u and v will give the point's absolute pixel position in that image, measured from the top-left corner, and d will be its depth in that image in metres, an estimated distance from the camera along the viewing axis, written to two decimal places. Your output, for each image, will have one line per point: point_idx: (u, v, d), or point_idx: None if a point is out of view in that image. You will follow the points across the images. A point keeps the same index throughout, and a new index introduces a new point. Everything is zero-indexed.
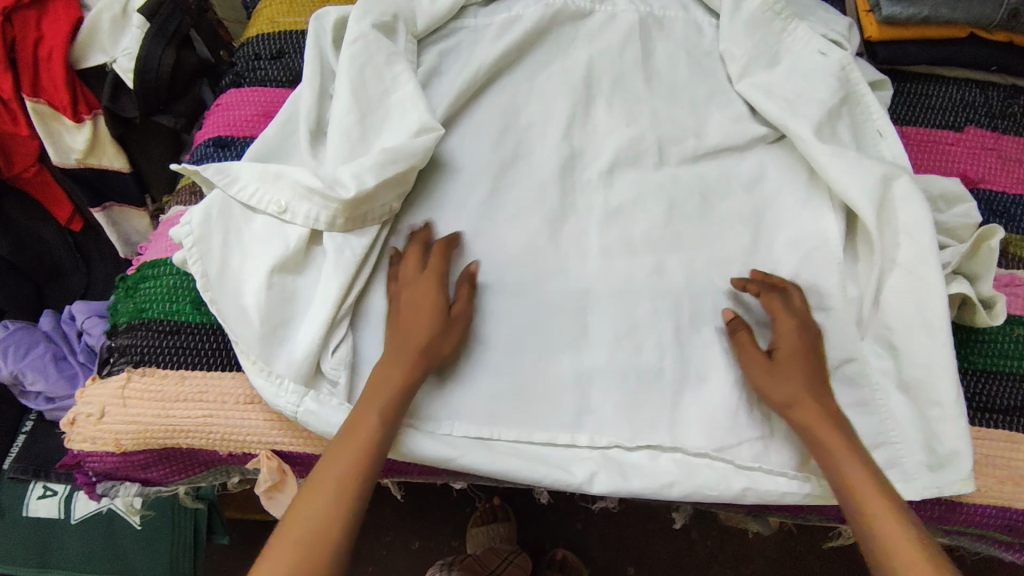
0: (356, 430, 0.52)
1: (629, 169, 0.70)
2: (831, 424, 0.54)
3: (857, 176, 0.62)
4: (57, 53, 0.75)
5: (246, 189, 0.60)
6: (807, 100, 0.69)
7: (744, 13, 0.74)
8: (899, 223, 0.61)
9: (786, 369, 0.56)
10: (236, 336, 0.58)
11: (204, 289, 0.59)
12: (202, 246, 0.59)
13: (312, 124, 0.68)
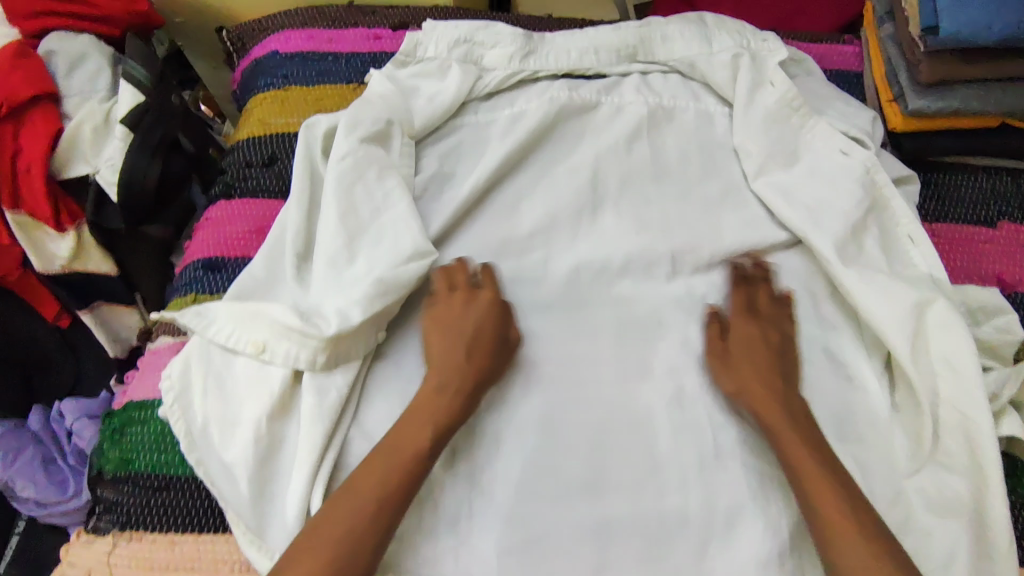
0: (351, 499, 0.50)
1: (644, 281, 0.66)
2: (798, 427, 0.55)
3: (888, 304, 0.59)
4: (35, 167, 0.69)
5: (223, 329, 0.57)
6: (829, 210, 0.66)
7: (758, 110, 0.72)
8: (936, 353, 0.58)
9: (745, 357, 0.59)
10: (221, 498, 0.54)
11: (186, 448, 0.56)
12: (183, 398, 0.56)
13: (299, 247, 0.63)
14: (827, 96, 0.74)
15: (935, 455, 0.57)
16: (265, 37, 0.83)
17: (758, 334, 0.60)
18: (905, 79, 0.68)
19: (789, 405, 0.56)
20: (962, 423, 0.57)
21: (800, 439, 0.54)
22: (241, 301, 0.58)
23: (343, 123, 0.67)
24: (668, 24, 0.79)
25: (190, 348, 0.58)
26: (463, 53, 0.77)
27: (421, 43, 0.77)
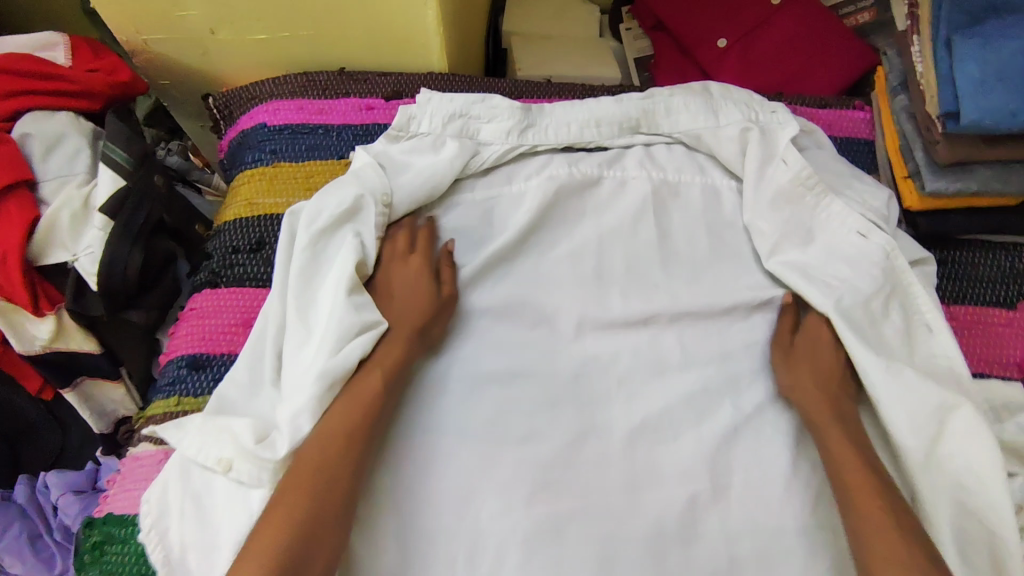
0: (310, 441, 0.52)
1: (653, 373, 0.63)
2: (847, 447, 0.56)
3: (911, 404, 0.57)
4: (10, 257, 0.65)
5: (190, 444, 0.54)
6: (849, 294, 0.63)
7: (768, 187, 0.69)
8: (962, 459, 0.55)
9: (823, 383, 0.60)
10: None
11: None
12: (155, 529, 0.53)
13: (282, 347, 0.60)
14: (839, 171, 0.71)
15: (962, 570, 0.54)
16: (253, 106, 0.80)
17: (830, 356, 0.61)
18: (921, 156, 0.65)
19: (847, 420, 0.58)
20: (987, 535, 0.54)
21: (856, 462, 0.54)
22: (212, 415, 0.55)
23: (311, 216, 0.64)
24: (673, 94, 0.76)
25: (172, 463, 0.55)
26: (458, 127, 0.73)
27: (413, 116, 0.73)
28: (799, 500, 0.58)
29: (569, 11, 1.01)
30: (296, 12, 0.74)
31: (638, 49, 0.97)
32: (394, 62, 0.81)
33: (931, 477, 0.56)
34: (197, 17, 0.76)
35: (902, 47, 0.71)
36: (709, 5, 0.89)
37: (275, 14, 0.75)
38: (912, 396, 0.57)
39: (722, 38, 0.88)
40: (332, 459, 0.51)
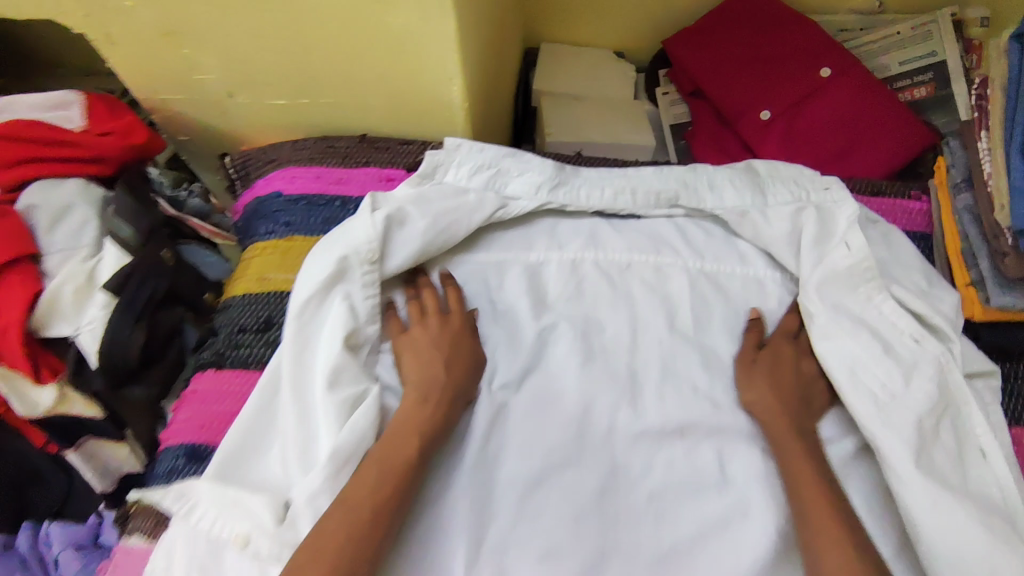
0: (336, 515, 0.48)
1: (678, 487, 0.58)
2: (898, 441, 0.54)
3: (953, 543, 0.51)
4: (12, 331, 0.65)
5: (205, 517, 0.53)
6: (900, 407, 0.56)
7: (818, 272, 0.63)
8: None
9: (773, 426, 0.58)
10: None
11: None
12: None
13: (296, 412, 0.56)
14: (901, 263, 0.63)
15: None
16: (271, 171, 0.77)
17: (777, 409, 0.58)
18: (985, 265, 0.60)
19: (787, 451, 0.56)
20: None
21: (822, 501, 0.52)
22: (224, 483, 0.54)
23: (352, 289, 0.61)
24: (715, 170, 0.70)
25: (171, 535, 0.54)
26: (486, 178, 0.70)
27: (441, 164, 0.69)
28: None
29: (602, 70, 0.97)
30: (314, 81, 0.72)
31: (675, 114, 0.93)
32: (420, 131, 0.78)
33: None
34: (216, 80, 0.74)
35: (967, 138, 0.65)
36: (750, 73, 0.85)
37: (294, 81, 0.73)
38: (961, 538, 0.51)
39: (765, 109, 0.83)
40: (357, 542, 0.47)
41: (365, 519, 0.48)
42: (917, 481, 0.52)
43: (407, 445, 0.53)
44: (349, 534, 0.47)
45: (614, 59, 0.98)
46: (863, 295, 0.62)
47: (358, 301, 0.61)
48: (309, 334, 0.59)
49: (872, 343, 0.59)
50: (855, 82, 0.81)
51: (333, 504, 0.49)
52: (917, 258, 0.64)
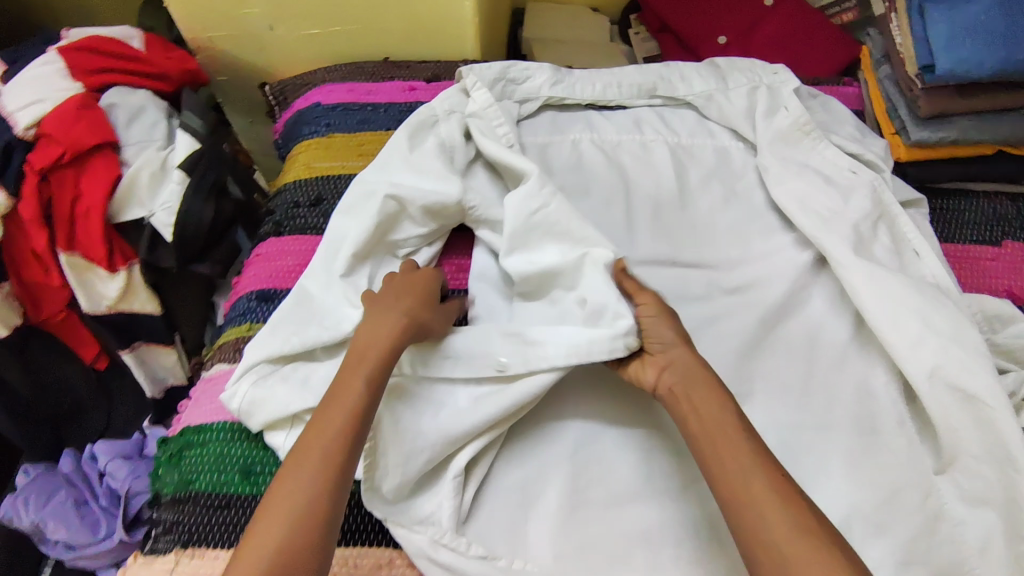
0: (287, 483, 0.50)
1: (672, 299, 0.70)
2: (844, 239, 0.67)
3: (895, 305, 0.63)
4: (94, 211, 0.75)
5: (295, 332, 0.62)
6: (843, 216, 0.69)
7: (772, 130, 0.77)
8: (965, 341, 0.60)
9: (692, 390, 0.54)
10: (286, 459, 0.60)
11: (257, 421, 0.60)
12: (258, 364, 0.62)
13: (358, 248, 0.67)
14: (838, 122, 0.78)
15: (958, 446, 0.59)
16: (307, 91, 0.89)
17: (697, 365, 0.55)
18: (905, 113, 0.75)
19: (709, 408, 0.52)
20: (979, 416, 0.58)
21: (781, 481, 0.48)
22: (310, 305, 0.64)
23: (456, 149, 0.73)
24: (685, 65, 0.84)
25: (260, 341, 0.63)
26: (500, 89, 0.81)
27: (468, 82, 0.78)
28: (815, 396, 0.64)
29: (582, 19, 1.12)
30: (345, 8, 0.86)
31: (646, 50, 1.08)
32: (438, 53, 0.93)
33: (928, 367, 0.60)
34: (259, 14, 0.86)
35: (882, 25, 0.81)
36: (708, 7, 1.01)
37: (329, 11, 0.86)
38: (901, 301, 0.63)
39: (721, 36, 0.99)
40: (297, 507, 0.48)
41: (310, 479, 0.49)
42: (864, 266, 0.65)
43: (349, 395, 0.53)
44: (296, 502, 0.48)
45: (590, 11, 1.13)
46: (809, 146, 0.76)
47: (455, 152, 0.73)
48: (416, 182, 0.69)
49: (818, 178, 0.73)
50: (791, 9, 0.98)
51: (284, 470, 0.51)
52: (851, 118, 0.79)
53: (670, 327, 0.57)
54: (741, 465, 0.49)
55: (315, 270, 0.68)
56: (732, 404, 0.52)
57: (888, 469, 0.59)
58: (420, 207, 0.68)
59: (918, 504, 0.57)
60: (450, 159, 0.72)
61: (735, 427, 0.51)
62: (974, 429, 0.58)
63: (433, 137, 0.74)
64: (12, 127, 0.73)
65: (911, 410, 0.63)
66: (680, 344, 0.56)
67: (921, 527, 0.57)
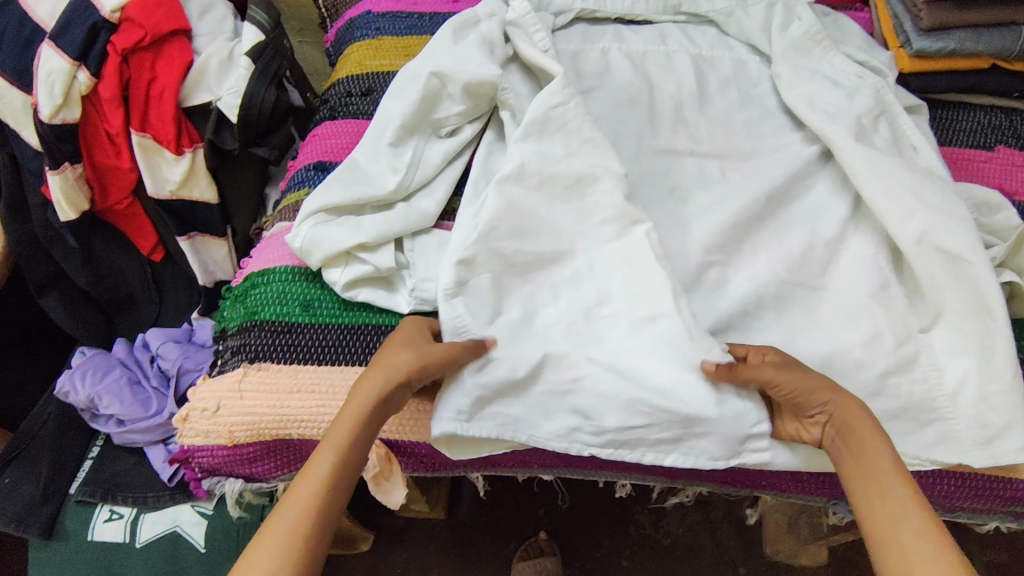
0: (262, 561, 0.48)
1: (691, 184, 0.77)
2: (846, 130, 0.74)
3: (890, 181, 0.69)
4: (168, 92, 0.83)
5: (349, 191, 0.70)
6: (848, 111, 0.76)
7: (787, 40, 0.83)
8: (951, 212, 0.67)
9: (853, 431, 0.55)
10: (339, 285, 0.66)
11: (314, 258, 0.67)
12: (315, 211, 0.69)
13: (407, 122, 0.74)
14: (847, 35, 0.84)
15: (942, 303, 0.65)
16: (357, 3, 0.96)
17: (857, 405, 0.56)
18: (909, 26, 0.81)
19: (866, 460, 0.54)
20: (962, 274, 0.65)
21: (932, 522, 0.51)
22: (363, 169, 0.73)
23: (491, 43, 0.80)
24: None
25: (318, 196, 0.70)
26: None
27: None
28: (814, 265, 0.71)
29: None
30: None
31: None
32: None
33: (918, 235, 0.66)
34: None
35: None
36: None
37: None
38: (895, 179, 0.70)
39: None
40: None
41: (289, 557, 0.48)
42: (864, 150, 0.72)
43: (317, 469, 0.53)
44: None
45: None
46: (818, 55, 0.82)
47: (492, 46, 0.80)
48: (457, 65, 0.76)
49: (827, 81, 0.79)
50: None
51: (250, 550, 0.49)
52: (860, 32, 0.85)
53: (818, 380, 0.57)
54: (900, 517, 0.51)
55: (366, 142, 0.75)
56: (891, 451, 0.54)
57: (878, 322, 0.66)
58: (460, 82, 0.75)
59: (897, 349, 0.65)
60: (490, 52, 0.79)
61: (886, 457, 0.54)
62: (956, 286, 0.65)
63: (476, 33, 0.81)
64: (98, 10, 0.80)
65: (900, 277, 0.70)
66: (832, 397, 0.56)
67: (900, 366, 0.64)
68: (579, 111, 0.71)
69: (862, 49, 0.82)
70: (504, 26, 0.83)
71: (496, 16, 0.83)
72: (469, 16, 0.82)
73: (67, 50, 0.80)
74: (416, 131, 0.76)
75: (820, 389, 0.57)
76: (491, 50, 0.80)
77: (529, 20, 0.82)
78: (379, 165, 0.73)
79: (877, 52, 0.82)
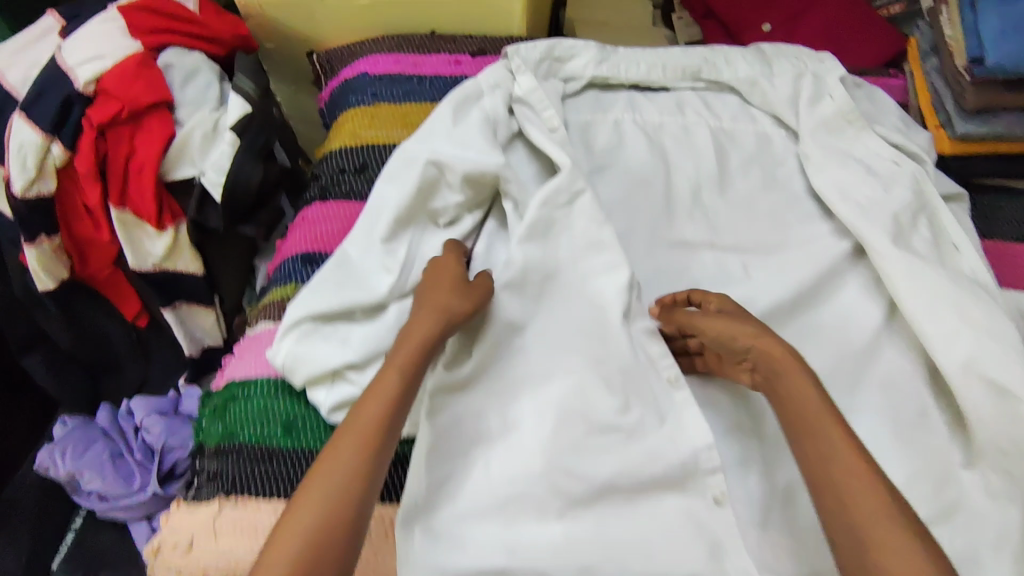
0: (332, 466, 0.50)
1: (708, 282, 0.71)
2: (880, 229, 0.68)
3: (929, 294, 0.64)
4: (147, 168, 0.77)
5: (336, 297, 0.64)
6: (882, 206, 0.69)
7: (816, 119, 0.77)
8: (997, 335, 0.61)
9: (777, 376, 0.58)
10: (320, 404, 0.61)
11: (296, 376, 0.62)
12: (299, 321, 0.63)
13: (402, 214, 0.68)
14: (880, 113, 0.77)
15: (986, 439, 0.59)
16: (353, 61, 0.90)
17: (780, 348, 0.59)
18: (951, 106, 0.75)
19: (793, 397, 0.57)
20: (1010, 409, 0.59)
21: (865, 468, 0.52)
22: (352, 267, 0.67)
23: (494, 120, 0.74)
24: (731, 49, 0.83)
25: (302, 301, 0.64)
26: (548, 66, 0.81)
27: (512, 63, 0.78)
28: (842, 382, 0.65)
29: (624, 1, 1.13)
30: None
31: (689, 35, 1.09)
32: (484, 29, 0.94)
33: (955, 362, 0.61)
34: None
35: (932, 18, 0.81)
36: None
37: None
38: (935, 292, 0.63)
39: (766, 23, 1.00)
40: (347, 493, 0.49)
41: (360, 459, 0.50)
42: (903, 256, 0.66)
43: (388, 385, 0.54)
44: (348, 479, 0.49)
45: None
46: (850, 138, 0.76)
47: (495, 125, 0.74)
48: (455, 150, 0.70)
49: (860, 168, 0.73)
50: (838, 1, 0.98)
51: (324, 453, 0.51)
52: (897, 108, 0.78)
53: (742, 326, 0.62)
54: (833, 456, 0.53)
55: (355, 234, 0.69)
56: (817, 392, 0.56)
57: (907, 459, 0.61)
58: (459, 172, 0.69)
59: (929, 489, 0.59)
60: (493, 133, 0.73)
61: (811, 397, 0.56)
62: (1003, 421, 0.59)
63: (478, 110, 0.74)
64: (72, 81, 0.74)
65: (939, 400, 0.64)
66: (754, 341, 0.60)
67: (933, 510, 0.58)
68: (590, 205, 0.69)
69: (899, 131, 0.76)
70: (510, 101, 0.77)
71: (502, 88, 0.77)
72: (473, 89, 0.75)
73: (40, 122, 0.74)
74: (411, 221, 0.69)
75: (742, 335, 0.61)
76: (495, 130, 0.73)
77: (536, 95, 0.76)
78: (366, 262, 0.67)
79: (916, 134, 0.76)
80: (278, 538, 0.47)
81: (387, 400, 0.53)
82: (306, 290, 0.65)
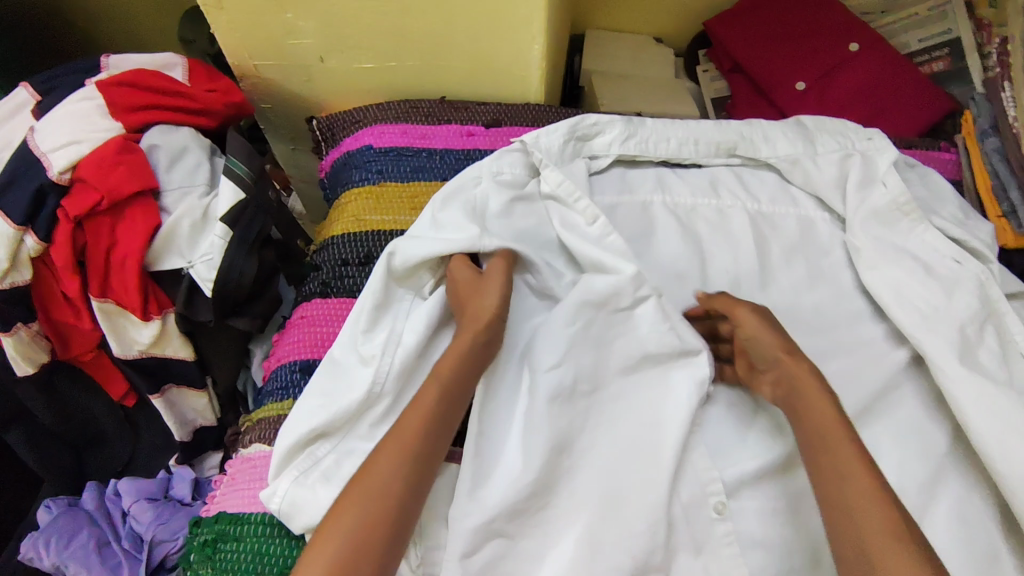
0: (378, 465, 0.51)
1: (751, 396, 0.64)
2: (943, 340, 0.61)
3: (1006, 424, 0.57)
4: (131, 261, 0.70)
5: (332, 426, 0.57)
6: (945, 315, 0.63)
7: (867, 208, 0.70)
8: None
9: (795, 392, 0.56)
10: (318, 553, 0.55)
11: (291, 519, 0.55)
12: (292, 448, 0.57)
13: (376, 311, 0.62)
14: (934, 201, 0.71)
15: None
16: (357, 129, 0.83)
17: (802, 368, 0.56)
18: (1017, 195, 0.69)
19: (809, 415, 0.54)
20: None
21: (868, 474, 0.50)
22: (351, 385, 0.59)
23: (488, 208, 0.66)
24: (769, 124, 0.77)
25: (295, 426, 0.57)
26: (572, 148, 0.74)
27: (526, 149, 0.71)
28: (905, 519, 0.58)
29: (644, 51, 1.06)
30: (404, 46, 0.80)
31: (714, 89, 1.04)
32: (498, 93, 0.87)
33: None
34: (311, 46, 0.80)
35: (992, 93, 0.75)
36: (786, 52, 0.95)
37: (389, 47, 0.80)
38: (1012, 422, 0.56)
39: (801, 81, 0.92)
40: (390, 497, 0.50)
41: (403, 465, 0.51)
42: (972, 380, 0.59)
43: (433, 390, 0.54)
44: (393, 473, 0.50)
45: (652, 41, 1.08)
46: (903, 229, 0.69)
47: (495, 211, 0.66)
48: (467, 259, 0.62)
49: (918, 267, 0.66)
50: (881, 55, 0.91)
51: (373, 454, 0.52)
52: (953, 194, 0.72)
53: (774, 337, 0.59)
54: (844, 469, 0.50)
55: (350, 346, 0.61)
56: (834, 404, 0.54)
57: None
58: None
59: None
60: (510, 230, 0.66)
61: (825, 409, 0.54)
62: None
63: (465, 199, 0.66)
64: (45, 169, 0.67)
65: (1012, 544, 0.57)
66: (783, 356, 0.57)
67: None
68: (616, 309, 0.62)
69: (959, 223, 0.69)
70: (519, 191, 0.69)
71: (522, 172, 0.71)
72: (485, 181, 0.68)
73: (12, 212, 0.67)
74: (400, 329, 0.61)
75: (773, 346, 0.58)
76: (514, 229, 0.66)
77: (538, 159, 0.69)
78: (353, 378, 0.59)
79: (978, 226, 0.69)
80: (323, 536, 0.48)
81: (432, 407, 0.54)
82: (299, 408, 0.58)
